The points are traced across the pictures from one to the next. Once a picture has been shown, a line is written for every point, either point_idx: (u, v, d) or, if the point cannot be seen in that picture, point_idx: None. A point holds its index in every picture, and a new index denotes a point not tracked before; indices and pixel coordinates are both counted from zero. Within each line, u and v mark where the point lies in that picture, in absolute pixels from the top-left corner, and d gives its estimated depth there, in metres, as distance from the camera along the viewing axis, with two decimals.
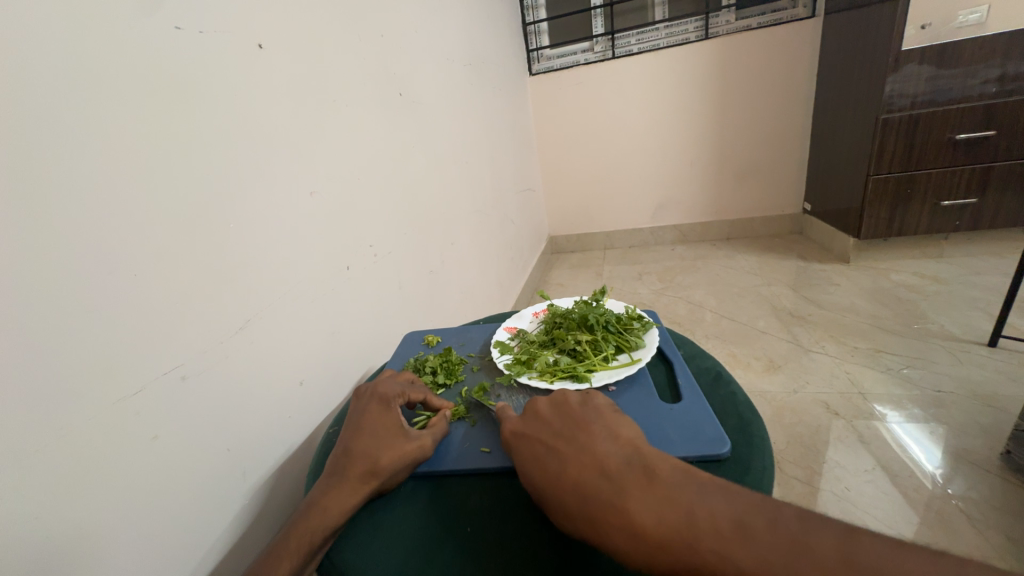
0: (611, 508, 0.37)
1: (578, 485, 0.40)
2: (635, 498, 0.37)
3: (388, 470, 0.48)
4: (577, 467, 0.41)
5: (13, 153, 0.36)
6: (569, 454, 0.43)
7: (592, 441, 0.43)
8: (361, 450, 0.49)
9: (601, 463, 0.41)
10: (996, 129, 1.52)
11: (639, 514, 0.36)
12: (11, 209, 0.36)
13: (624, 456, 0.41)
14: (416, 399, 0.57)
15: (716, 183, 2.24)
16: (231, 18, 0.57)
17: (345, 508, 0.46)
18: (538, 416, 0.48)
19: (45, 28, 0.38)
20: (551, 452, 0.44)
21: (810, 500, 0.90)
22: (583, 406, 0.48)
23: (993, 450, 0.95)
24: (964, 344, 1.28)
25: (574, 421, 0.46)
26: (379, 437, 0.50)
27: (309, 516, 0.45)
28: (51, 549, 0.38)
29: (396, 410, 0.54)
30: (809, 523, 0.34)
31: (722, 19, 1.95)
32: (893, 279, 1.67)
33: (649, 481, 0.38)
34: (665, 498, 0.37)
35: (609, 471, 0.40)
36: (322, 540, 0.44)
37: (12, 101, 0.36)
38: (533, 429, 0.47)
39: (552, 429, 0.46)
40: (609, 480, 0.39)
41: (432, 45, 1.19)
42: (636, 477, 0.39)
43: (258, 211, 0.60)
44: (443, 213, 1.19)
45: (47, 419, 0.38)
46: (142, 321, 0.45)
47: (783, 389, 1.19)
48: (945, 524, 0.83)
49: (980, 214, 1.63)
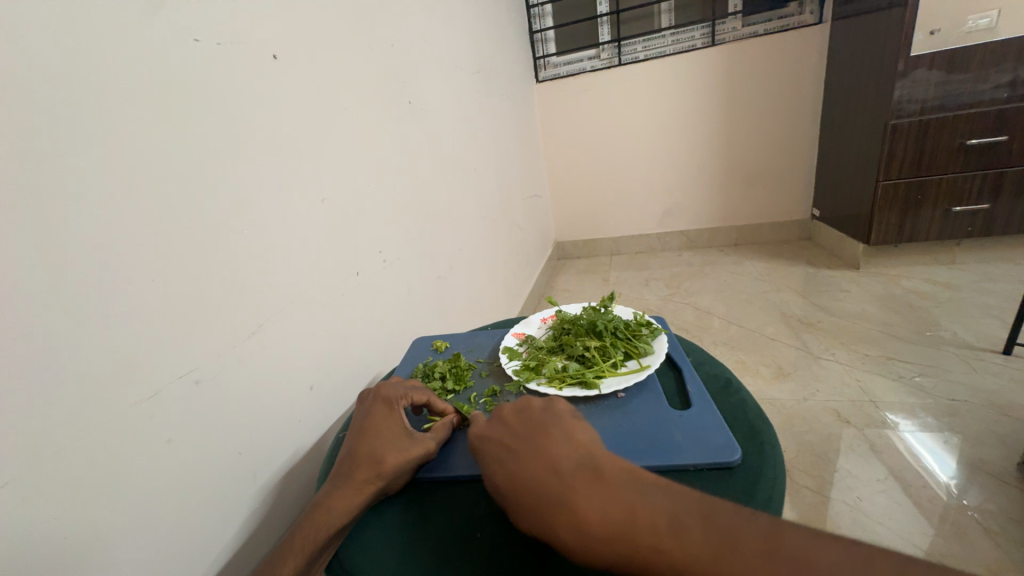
0: (562, 509, 0.37)
1: (532, 486, 0.39)
2: (584, 497, 0.37)
3: (391, 471, 0.49)
4: (532, 467, 0.41)
5: (30, 164, 0.37)
6: (525, 456, 0.42)
7: (550, 443, 0.43)
8: (364, 452, 0.50)
9: (555, 464, 0.40)
10: (1007, 135, 1.51)
11: (587, 513, 0.36)
12: (30, 218, 0.37)
13: (577, 456, 0.41)
14: (420, 401, 0.57)
15: (724, 190, 2.23)
16: (244, 28, 0.59)
17: (350, 509, 0.46)
18: (501, 421, 0.47)
19: (64, 41, 0.40)
20: (508, 454, 0.43)
21: (821, 510, 0.89)
22: (544, 409, 0.48)
23: (1008, 460, 0.93)
24: (978, 352, 1.26)
25: (534, 425, 0.45)
26: (382, 438, 0.51)
27: (313, 516, 0.45)
28: (63, 553, 0.38)
29: (400, 413, 0.54)
30: (747, 522, 0.35)
31: (729, 26, 1.95)
32: (904, 286, 1.65)
33: (601, 481, 0.38)
34: (614, 498, 0.37)
35: (561, 471, 0.40)
36: (327, 540, 0.44)
37: (29, 113, 0.37)
38: (494, 430, 0.47)
39: (512, 431, 0.45)
40: (561, 480, 0.39)
41: (441, 54, 1.20)
42: (589, 480, 0.39)
43: (269, 217, 0.61)
44: (451, 218, 1.19)
45: (62, 422, 0.38)
46: (155, 326, 0.46)
47: (793, 397, 1.18)
48: (960, 536, 0.81)
49: (993, 220, 1.62)
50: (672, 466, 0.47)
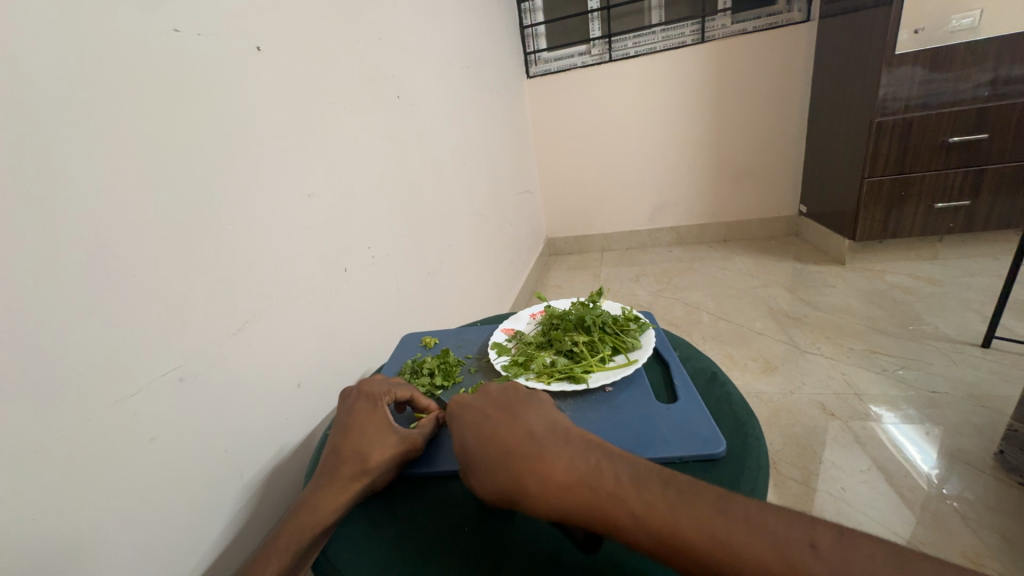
0: (531, 465, 0.40)
1: (505, 445, 0.42)
2: (553, 455, 0.40)
3: (378, 468, 0.48)
4: (506, 429, 0.43)
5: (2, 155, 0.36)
6: (503, 420, 0.44)
7: (525, 410, 0.45)
8: (350, 450, 0.49)
9: (529, 427, 0.43)
10: (988, 133, 1.54)
11: (554, 468, 0.39)
12: (2, 213, 0.36)
13: (549, 423, 0.44)
14: (404, 398, 0.56)
15: (713, 186, 2.25)
16: (229, 20, 0.58)
17: (337, 506, 0.46)
18: (483, 392, 0.49)
19: (36, 31, 0.38)
20: (484, 417, 0.45)
21: (806, 501, 0.91)
22: (527, 387, 0.50)
23: (986, 450, 0.95)
24: (958, 345, 1.29)
25: (515, 396, 0.48)
26: (367, 435, 0.50)
27: (300, 514, 0.45)
28: (45, 553, 0.38)
29: (384, 409, 0.53)
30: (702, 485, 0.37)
31: (718, 22, 1.96)
32: (889, 281, 1.68)
33: (568, 442, 0.41)
34: (580, 455, 0.40)
35: (533, 432, 0.42)
36: (313, 539, 0.44)
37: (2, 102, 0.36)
38: (473, 398, 0.49)
39: (491, 400, 0.47)
40: (531, 440, 0.42)
41: (430, 48, 1.19)
42: (557, 440, 0.41)
43: (256, 213, 0.61)
44: (441, 214, 1.19)
45: (43, 422, 0.38)
46: (138, 324, 0.45)
47: (780, 391, 1.20)
48: (940, 524, 0.83)
49: (974, 216, 1.65)
50: (659, 459, 0.47)
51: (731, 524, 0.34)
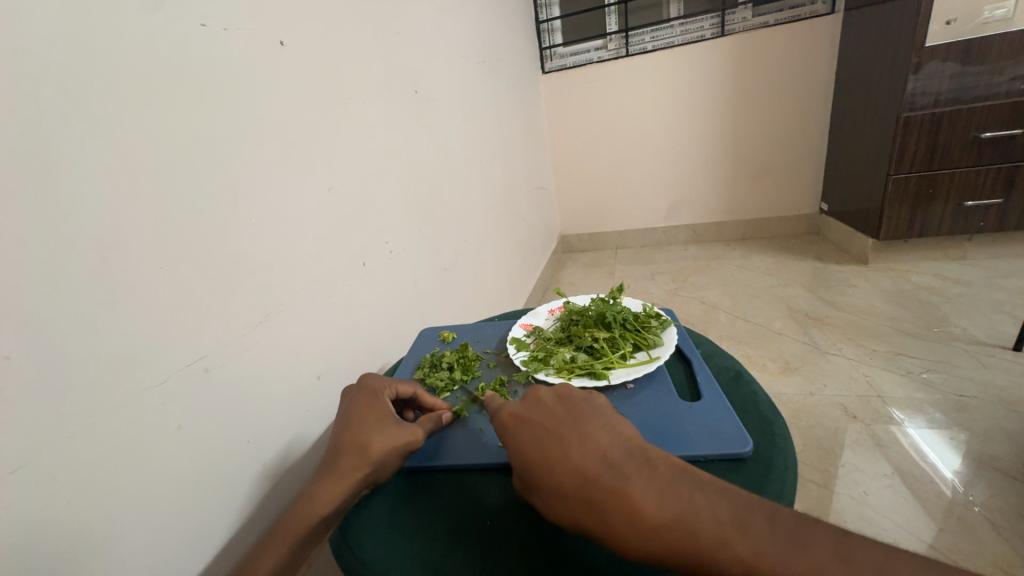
0: (617, 498, 0.37)
1: (581, 473, 0.39)
2: (640, 487, 0.37)
3: (378, 458, 0.48)
4: (580, 454, 0.40)
5: (31, 144, 0.36)
6: (573, 440, 0.41)
7: (595, 431, 0.42)
8: (350, 440, 0.49)
9: (603, 453, 0.40)
10: (1023, 128, 1.48)
11: (644, 505, 0.36)
12: (28, 206, 0.36)
13: (624, 446, 0.41)
14: (406, 394, 0.56)
15: (731, 183, 2.21)
16: (252, 16, 0.59)
17: (335, 495, 0.46)
18: (540, 403, 0.46)
19: (58, 24, 0.38)
20: (554, 438, 0.42)
21: (827, 504, 0.89)
22: (582, 394, 0.47)
23: (1018, 456, 0.92)
24: (988, 347, 1.25)
25: (577, 411, 0.44)
26: (366, 424, 0.50)
27: (304, 508, 0.45)
28: (70, 541, 0.38)
29: (385, 401, 0.53)
30: (797, 520, 0.35)
31: (739, 16, 1.92)
32: (914, 281, 1.63)
33: (652, 469, 0.38)
34: (667, 487, 0.37)
35: (610, 459, 0.39)
36: (316, 532, 0.44)
37: (25, 95, 0.36)
38: (533, 411, 0.45)
39: (551, 414, 0.45)
40: (611, 469, 0.39)
41: (447, 43, 1.19)
42: (638, 468, 0.38)
43: (279, 205, 0.61)
44: (458, 208, 1.19)
45: (69, 411, 0.38)
46: (161, 312, 0.46)
47: (799, 392, 1.18)
48: (967, 532, 0.81)
49: (1005, 215, 1.59)
50: (682, 457, 0.47)
51: (837, 565, 0.32)
